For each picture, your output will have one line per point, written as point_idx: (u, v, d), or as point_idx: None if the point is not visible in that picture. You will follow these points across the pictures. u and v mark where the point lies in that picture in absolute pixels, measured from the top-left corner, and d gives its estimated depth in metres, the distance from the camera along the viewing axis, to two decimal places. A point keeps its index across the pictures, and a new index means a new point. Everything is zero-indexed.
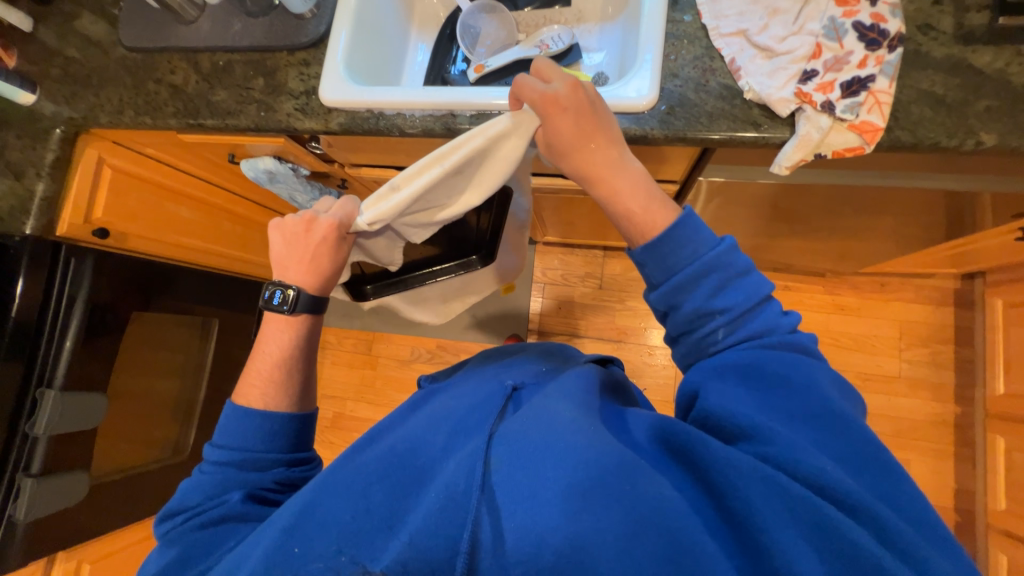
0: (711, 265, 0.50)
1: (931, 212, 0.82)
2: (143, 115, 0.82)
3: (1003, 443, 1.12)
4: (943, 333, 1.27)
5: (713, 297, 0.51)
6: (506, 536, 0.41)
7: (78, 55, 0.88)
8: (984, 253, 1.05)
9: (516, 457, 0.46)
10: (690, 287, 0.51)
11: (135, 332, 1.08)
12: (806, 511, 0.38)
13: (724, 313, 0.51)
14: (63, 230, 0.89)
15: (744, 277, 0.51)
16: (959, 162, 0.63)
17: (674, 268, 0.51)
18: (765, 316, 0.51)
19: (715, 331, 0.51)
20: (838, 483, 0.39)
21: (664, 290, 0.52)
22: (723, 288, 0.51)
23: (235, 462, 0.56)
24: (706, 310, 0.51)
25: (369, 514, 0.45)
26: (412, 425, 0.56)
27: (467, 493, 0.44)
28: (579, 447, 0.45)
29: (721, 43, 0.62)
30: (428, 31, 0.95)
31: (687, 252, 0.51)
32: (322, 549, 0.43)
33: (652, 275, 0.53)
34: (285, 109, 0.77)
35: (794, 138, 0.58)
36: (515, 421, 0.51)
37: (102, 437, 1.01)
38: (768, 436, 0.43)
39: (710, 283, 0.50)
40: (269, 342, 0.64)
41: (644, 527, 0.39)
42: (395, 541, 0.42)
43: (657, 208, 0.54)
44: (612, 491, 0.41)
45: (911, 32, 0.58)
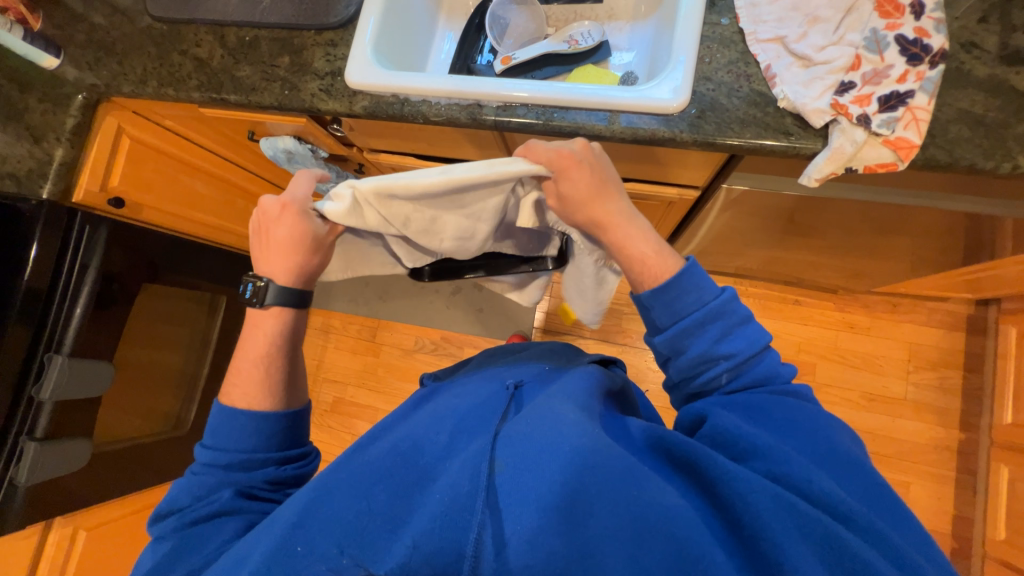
0: (717, 312, 0.50)
1: (954, 236, 0.81)
2: (166, 86, 0.82)
3: (1007, 473, 1.11)
4: (953, 358, 1.26)
5: (715, 342, 0.50)
6: (507, 541, 0.40)
7: (103, 22, 0.88)
8: (1003, 281, 1.03)
9: (521, 458, 0.46)
10: (695, 331, 0.50)
11: (143, 306, 1.08)
12: (818, 533, 0.38)
13: (726, 358, 0.50)
14: (78, 196, 0.89)
15: (745, 325, 0.51)
16: (990, 185, 0.62)
17: (681, 314, 0.51)
18: (764, 365, 0.51)
19: (717, 373, 0.51)
20: (840, 502, 0.39)
21: (670, 335, 0.51)
22: (728, 335, 0.50)
23: (223, 461, 0.55)
24: (710, 356, 0.50)
25: (373, 512, 0.44)
26: (415, 424, 0.56)
27: (473, 493, 0.44)
28: (585, 451, 0.44)
29: (757, 48, 0.61)
30: (456, 20, 0.94)
31: (692, 299, 0.51)
32: (324, 549, 0.43)
33: (658, 319, 0.53)
34: (309, 89, 0.76)
35: (826, 150, 0.57)
36: (519, 421, 0.51)
37: (105, 407, 1.02)
38: (776, 454, 0.42)
39: (713, 330, 0.50)
40: (254, 334, 0.61)
41: (650, 536, 0.39)
42: (396, 543, 0.42)
43: (667, 252, 0.54)
44: (619, 495, 0.41)
45: (954, 49, 0.57)
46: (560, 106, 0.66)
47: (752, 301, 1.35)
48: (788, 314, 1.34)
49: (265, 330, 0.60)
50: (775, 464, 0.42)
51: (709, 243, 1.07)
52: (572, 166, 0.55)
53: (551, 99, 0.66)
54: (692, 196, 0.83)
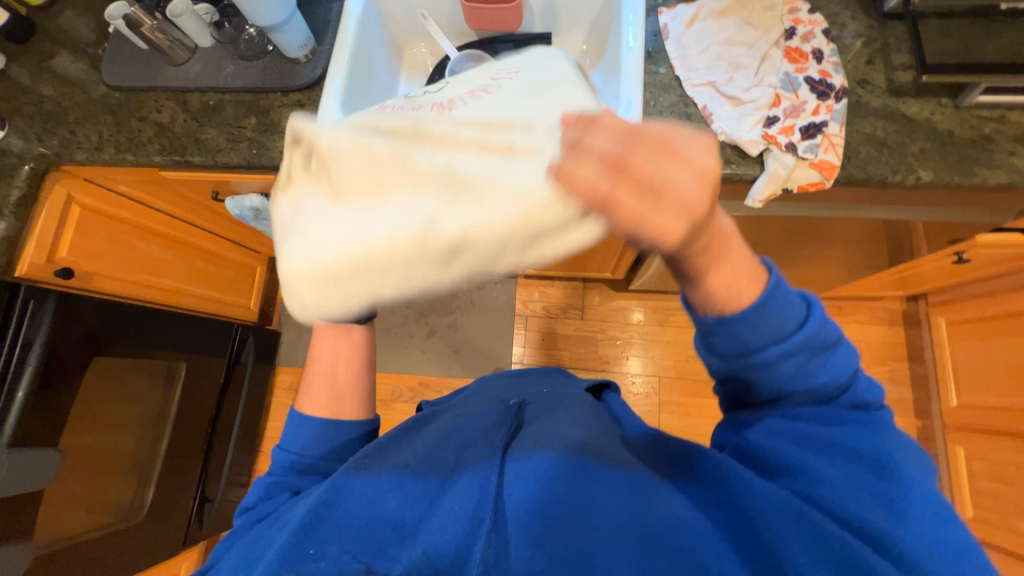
0: (802, 346, 0.39)
1: (878, 241, 0.91)
2: (124, 152, 0.81)
3: (963, 452, 1.19)
4: (898, 351, 1.37)
5: (794, 378, 0.41)
6: (508, 544, 0.43)
7: (52, 93, 0.86)
8: (925, 277, 1.15)
9: (529, 472, 0.48)
10: (773, 363, 0.40)
11: (93, 387, 0.95)
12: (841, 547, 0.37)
13: (802, 391, 0.42)
14: (22, 269, 0.85)
15: (835, 350, 0.41)
16: (900, 197, 0.71)
17: (754, 344, 0.39)
18: (851, 391, 0.43)
19: (785, 407, 0.43)
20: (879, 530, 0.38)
21: (733, 364, 0.41)
22: (811, 368, 0.41)
23: (299, 466, 0.57)
24: (785, 390, 0.42)
25: (381, 521, 0.46)
26: (426, 438, 0.55)
27: (482, 513, 0.46)
28: (592, 469, 0.47)
29: (693, 91, 0.70)
30: (416, 77, 1.00)
31: (776, 326, 0.39)
32: (336, 554, 0.43)
33: (721, 344, 0.40)
34: (278, 147, 0.78)
35: (765, 174, 0.64)
36: (530, 438, 0.52)
37: (51, 506, 0.90)
38: (811, 470, 0.41)
39: (798, 361, 0.40)
40: (318, 348, 0.64)
41: (659, 548, 0.41)
42: (407, 549, 0.44)
43: (749, 276, 0.39)
44: (625, 511, 0.43)
45: (852, 86, 0.68)
46: None
47: None
48: None
49: (326, 346, 0.63)
50: (805, 483, 0.42)
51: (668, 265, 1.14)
52: (655, 220, 0.30)
53: None
54: None
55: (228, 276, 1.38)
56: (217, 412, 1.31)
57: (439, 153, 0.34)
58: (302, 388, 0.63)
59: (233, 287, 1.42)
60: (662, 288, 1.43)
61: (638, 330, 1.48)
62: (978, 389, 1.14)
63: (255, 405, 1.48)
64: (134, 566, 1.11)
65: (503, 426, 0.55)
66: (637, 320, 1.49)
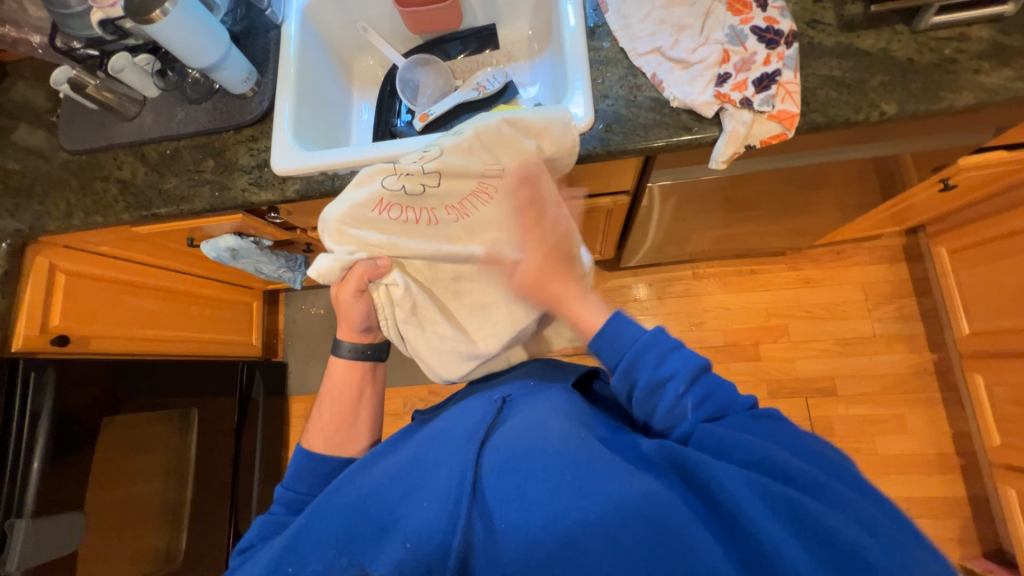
0: (647, 343, 0.52)
1: (857, 182, 0.88)
2: (93, 214, 0.81)
3: (982, 380, 1.16)
4: (903, 288, 1.34)
5: (657, 368, 0.51)
6: (494, 537, 0.43)
7: (17, 166, 0.87)
8: (919, 209, 1.12)
9: (505, 462, 0.47)
10: (635, 363, 0.51)
11: (106, 443, 0.98)
12: (796, 514, 0.38)
13: (673, 381, 0.50)
14: (18, 344, 0.86)
15: (679, 350, 0.52)
16: (870, 134, 0.69)
17: (621, 351, 0.53)
18: (716, 391, 0.50)
19: (672, 401, 0.49)
20: (817, 484, 0.39)
21: (618, 373, 0.53)
22: (665, 360, 0.51)
23: (300, 504, 0.60)
24: (657, 384, 0.50)
25: (363, 520, 0.48)
26: (407, 447, 0.55)
27: (456, 500, 0.45)
28: (566, 452, 0.46)
29: (640, 61, 0.68)
30: (369, 90, 0.99)
31: (625, 337, 0.53)
32: (323, 554, 0.47)
33: (606, 360, 0.54)
34: (239, 185, 0.78)
35: (724, 135, 0.62)
36: (507, 431, 0.51)
37: (87, 562, 0.93)
38: (743, 448, 0.43)
39: (651, 357, 0.51)
40: (331, 381, 0.68)
41: (628, 522, 0.40)
42: (389, 547, 0.45)
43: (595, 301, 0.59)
44: (599, 488, 0.42)
45: (802, 28, 0.65)
46: None
47: (713, 282, 1.42)
48: (749, 285, 1.41)
49: (339, 375, 0.68)
50: (752, 453, 0.43)
51: (652, 237, 1.12)
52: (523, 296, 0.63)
53: None
54: (625, 200, 0.88)
55: (223, 316, 1.39)
56: (235, 451, 1.32)
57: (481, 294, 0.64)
58: (309, 422, 0.67)
59: (231, 326, 1.43)
60: (655, 260, 1.39)
61: (638, 306, 1.43)
62: (990, 313, 1.10)
63: (273, 437, 1.50)
64: None
65: (482, 418, 0.54)
66: (636, 297, 1.44)
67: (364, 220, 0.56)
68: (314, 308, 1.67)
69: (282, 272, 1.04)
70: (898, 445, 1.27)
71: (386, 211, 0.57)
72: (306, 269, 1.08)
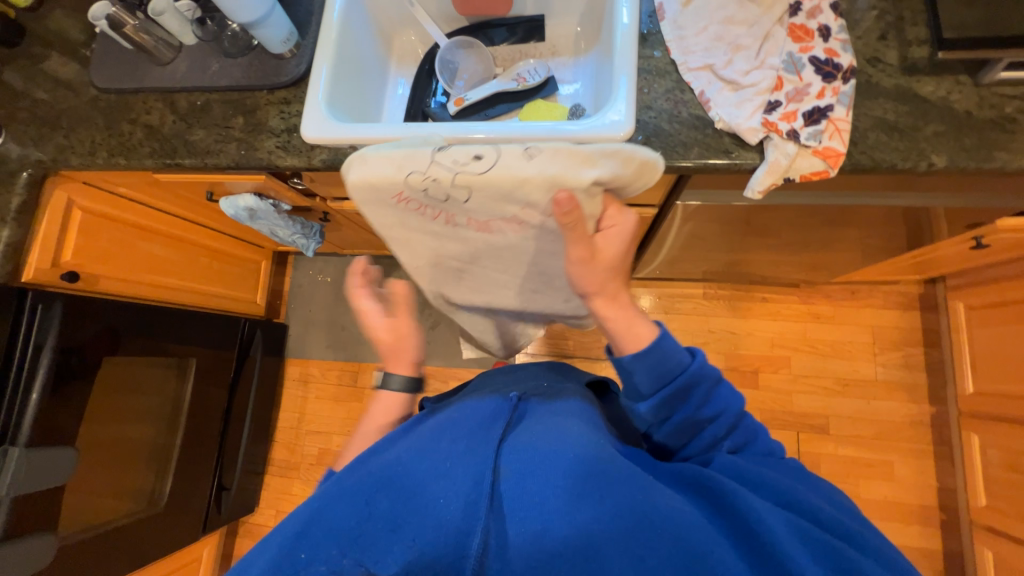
0: (699, 373, 0.53)
1: (887, 227, 0.87)
2: (117, 156, 0.81)
3: (977, 441, 1.16)
4: (912, 336, 1.33)
5: (700, 404, 0.54)
6: (511, 544, 0.42)
7: (46, 96, 0.86)
8: (944, 261, 1.10)
9: (526, 465, 0.47)
10: (680, 395, 0.53)
11: (105, 383, 0.97)
12: (818, 542, 0.41)
13: (710, 416, 0.55)
14: (29, 275, 0.87)
15: (719, 384, 0.55)
16: (911, 183, 0.67)
17: (669, 377, 0.52)
18: (747, 424, 0.57)
19: (706, 428, 0.55)
20: (840, 524, 0.44)
21: (656, 399, 0.53)
22: (709, 397, 0.54)
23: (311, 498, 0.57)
24: (697, 417, 0.54)
25: (373, 517, 0.43)
26: (419, 436, 0.53)
27: (477, 500, 0.44)
28: (589, 460, 0.47)
29: (690, 76, 0.66)
30: (406, 66, 0.97)
31: (676, 363, 0.53)
32: (325, 553, 0.41)
33: (641, 385, 0.53)
34: (266, 147, 0.77)
35: (764, 164, 0.61)
36: (525, 434, 0.51)
37: (72, 496, 0.94)
38: (766, 486, 0.48)
39: (698, 393, 0.54)
40: (373, 415, 0.66)
41: (657, 538, 0.40)
42: (399, 544, 0.41)
43: (640, 322, 0.54)
44: (624, 498, 0.43)
45: (862, 64, 0.63)
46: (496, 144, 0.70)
47: (723, 304, 1.41)
48: (758, 312, 1.40)
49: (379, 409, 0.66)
50: (779, 493, 0.47)
51: (668, 251, 1.11)
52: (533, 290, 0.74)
53: (481, 137, 0.69)
54: (650, 214, 0.87)
55: (231, 272, 1.39)
56: (228, 405, 1.34)
57: (481, 286, 0.75)
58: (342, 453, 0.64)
59: (238, 282, 1.44)
60: (668, 274, 1.37)
61: None
62: (997, 375, 1.09)
63: (266, 396, 1.51)
64: (156, 553, 1.16)
65: (499, 419, 0.54)
66: (643, 309, 1.43)
67: (381, 202, 0.58)
68: (321, 274, 1.67)
69: (296, 238, 1.04)
70: (883, 490, 1.27)
71: (404, 203, 0.57)
72: (320, 237, 1.08)
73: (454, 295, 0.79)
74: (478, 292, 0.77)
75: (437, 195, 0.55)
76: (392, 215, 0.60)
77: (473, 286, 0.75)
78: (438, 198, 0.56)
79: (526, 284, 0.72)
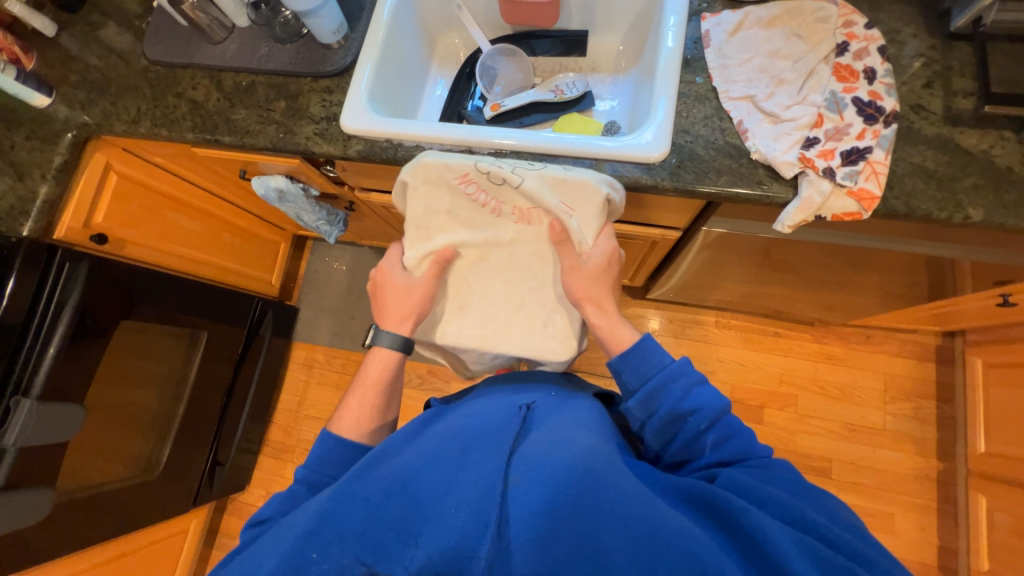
0: (676, 369, 0.58)
1: (913, 275, 0.86)
2: (160, 127, 0.83)
3: (984, 503, 1.13)
4: (925, 388, 1.31)
5: (682, 399, 0.56)
6: (516, 554, 0.42)
7: (98, 63, 0.89)
8: (966, 315, 1.08)
9: (535, 474, 0.47)
10: (660, 390, 0.57)
11: (118, 347, 0.99)
12: (824, 561, 0.41)
13: (694, 413, 0.56)
14: (60, 232, 0.89)
15: (702, 385, 0.58)
16: (943, 233, 0.67)
17: (647, 374, 0.59)
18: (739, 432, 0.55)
19: (693, 428, 0.56)
20: (847, 544, 0.43)
21: (641, 396, 0.58)
22: (690, 392, 0.57)
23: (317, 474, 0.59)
24: (679, 413, 0.56)
25: (386, 526, 0.44)
26: (428, 437, 0.54)
27: (487, 507, 0.45)
28: (598, 471, 0.46)
29: (730, 105, 0.66)
30: (447, 67, 0.99)
31: (654, 362, 0.60)
32: (338, 558, 0.43)
33: (629, 382, 0.60)
34: (304, 132, 0.78)
35: (796, 200, 0.61)
36: (534, 442, 0.51)
37: (73, 455, 0.95)
38: (775, 500, 0.47)
39: (677, 388, 0.57)
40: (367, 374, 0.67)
41: (665, 556, 0.41)
42: (413, 550, 0.43)
43: (622, 329, 0.62)
44: (634, 513, 0.43)
45: (905, 110, 0.63)
46: (530, 152, 0.71)
47: (734, 334, 1.40)
48: (768, 346, 1.38)
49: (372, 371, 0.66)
50: (786, 510, 0.46)
51: (685, 276, 1.11)
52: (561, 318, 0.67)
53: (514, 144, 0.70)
54: (674, 237, 0.87)
55: (250, 251, 1.42)
56: (232, 381, 1.35)
57: (504, 304, 0.67)
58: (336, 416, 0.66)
59: (256, 261, 1.46)
60: (681, 299, 1.37)
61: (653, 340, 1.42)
62: (1010, 438, 1.07)
63: (270, 376, 1.52)
64: (146, 519, 1.16)
65: (509, 426, 0.54)
66: (654, 331, 1.42)
67: (440, 181, 0.62)
68: (337, 262, 1.69)
69: (320, 225, 1.05)
70: (882, 543, 1.24)
71: (464, 183, 0.62)
72: (342, 227, 1.09)
73: (471, 321, 0.67)
74: (500, 315, 0.67)
75: (492, 184, 0.62)
76: (441, 200, 0.63)
77: (495, 305, 0.67)
78: (494, 182, 0.61)
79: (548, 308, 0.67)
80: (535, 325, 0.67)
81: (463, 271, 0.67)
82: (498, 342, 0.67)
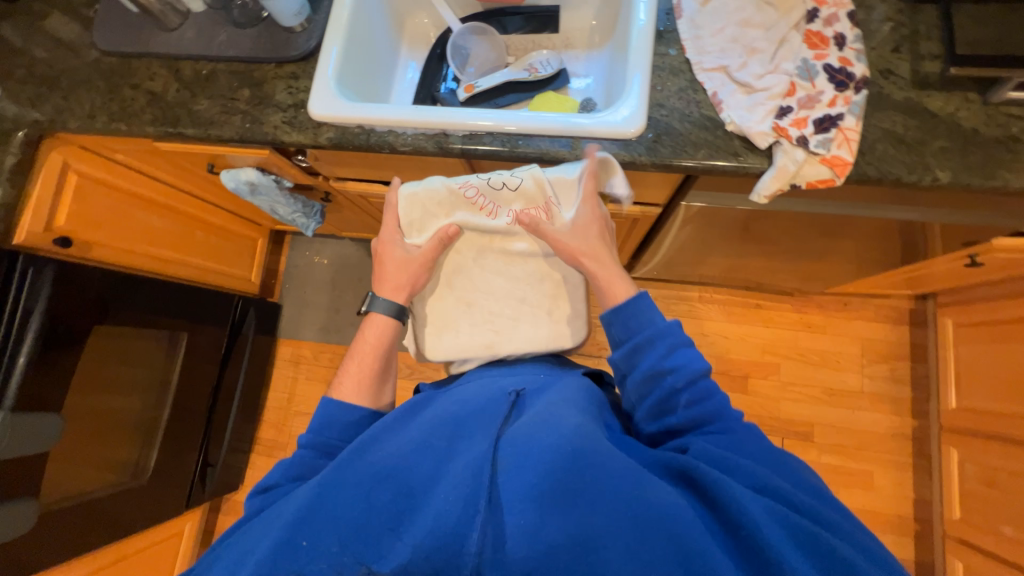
0: (662, 328, 0.59)
1: (886, 240, 0.88)
2: (117, 121, 0.79)
3: (956, 455, 1.18)
4: (900, 350, 1.36)
5: (664, 356, 0.57)
6: (507, 537, 0.42)
7: (45, 55, 0.84)
8: (936, 277, 1.12)
9: (523, 459, 0.47)
10: (645, 348, 0.58)
11: (94, 353, 0.96)
12: (797, 528, 0.42)
13: (673, 372, 0.56)
14: (20, 237, 0.84)
15: (687, 347, 0.58)
16: (912, 197, 0.68)
17: (634, 331, 0.60)
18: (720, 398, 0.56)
19: (670, 388, 0.56)
20: (819, 511, 0.44)
21: (625, 349, 0.60)
22: (672, 351, 0.57)
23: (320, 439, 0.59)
24: (660, 370, 0.57)
25: (376, 515, 0.44)
26: (415, 428, 0.53)
27: (476, 494, 0.45)
28: (585, 453, 0.46)
29: (704, 77, 0.66)
30: (417, 49, 0.96)
31: (638, 322, 0.60)
32: (327, 546, 0.43)
33: (617, 334, 0.61)
34: (272, 121, 0.76)
35: (772, 169, 0.61)
36: (522, 427, 0.51)
37: (56, 466, 0.93)
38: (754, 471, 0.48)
39: (660, 347, 0.58)
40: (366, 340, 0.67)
41: (651, 533, 0.41)
42: (402, 541, 0.43)
43: (617, 278, 0.64)
44: (621, 492, 0.43)
45: (874, 76, 0.64)
46: (506, 133, 0.69)
47: (717, 308, 1.42)
48: (751, 318, 1.41)
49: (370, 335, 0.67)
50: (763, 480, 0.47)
51: (667, 253, 1.12)
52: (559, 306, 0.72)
53: (489, 125, 0.68)
54: (654, 214, 0.87)
55: (226, 248, 1.38)
56: (217, 382, 1.32)
57: (505, 297, 0.71)
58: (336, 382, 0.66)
59: (233, 259, 1.42)
60: (664, 276, 1.38)
61: None
62: (979, 392, 1.12)
63: (256, 375, 1.50)
64: (138, 525, 1.15)
65: (497, 413, 0.54)
66: None
67: (444, 197, 0.68)
68: (317, 256, 1.65)
69: (295, 217, 1.02)
70: (862, 500, 1.30)
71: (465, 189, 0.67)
72: (320, 219, 1.07)
73: (476, 320, 0.70)
74: (502, 312, 0.71)
75: (494, 189, 0.67)
76: (446, 211, 0.68)
77: (496, 301, 0.71)
78: (495, 189, 0.67)
79: (548, 297, 0.72)
80: (537, 316, 0.71)
81: (463, 261, 0.70)
82: (503, 338, 0.70)
